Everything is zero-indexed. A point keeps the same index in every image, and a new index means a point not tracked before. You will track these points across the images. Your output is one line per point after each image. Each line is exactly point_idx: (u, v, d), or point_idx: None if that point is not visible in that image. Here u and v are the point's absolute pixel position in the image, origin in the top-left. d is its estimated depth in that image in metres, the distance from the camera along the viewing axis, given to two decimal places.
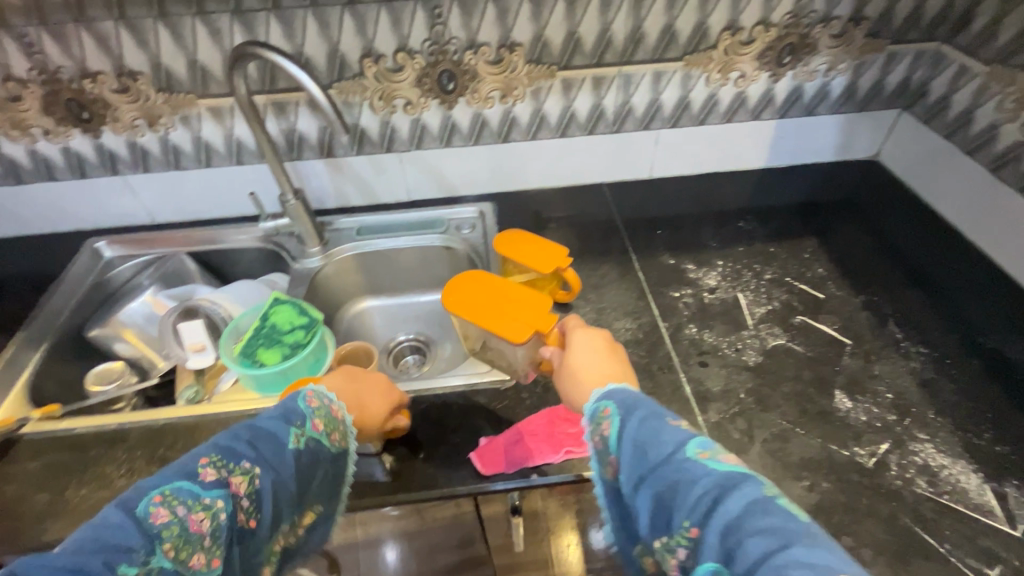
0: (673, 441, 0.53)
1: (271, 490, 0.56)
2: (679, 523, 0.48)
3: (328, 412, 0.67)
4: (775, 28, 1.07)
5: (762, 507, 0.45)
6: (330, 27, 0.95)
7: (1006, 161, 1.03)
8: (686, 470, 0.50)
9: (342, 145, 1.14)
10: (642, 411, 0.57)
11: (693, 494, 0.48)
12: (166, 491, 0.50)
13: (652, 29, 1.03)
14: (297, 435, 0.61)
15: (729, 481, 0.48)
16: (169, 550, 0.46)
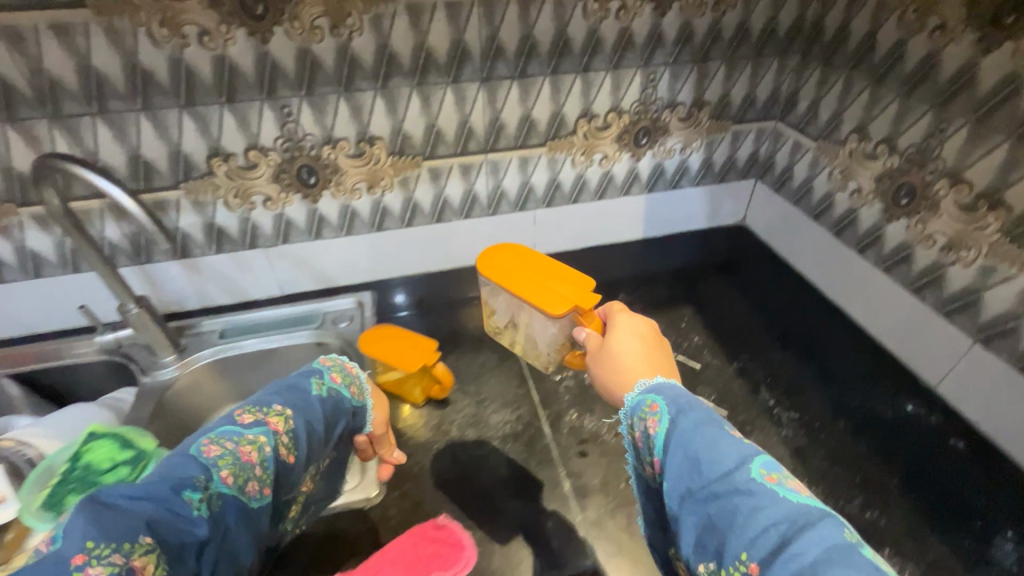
0: (736, 457, 0.50)
1: (304, 432, 0.63)
2: (740, 551, 0.45)
3: (341, 369, 0.72)
4: (627, 114, 1.13)
5: (842, 552, 0.42)
6: (168, 128, 0.90)
7: (843, 226, 1.11)
8: (751, 492, 0.47)
9: (198, 244, 1.05)
10: (698, 416, 0.55)
11: (757, 519, 0.45)
12: (215, 434, 0.57)
13: (509, 119, 1.06)
14: (319, 388, 0.67)
15: (800, 514, 0.45)
16: (225, 479, 0.54)
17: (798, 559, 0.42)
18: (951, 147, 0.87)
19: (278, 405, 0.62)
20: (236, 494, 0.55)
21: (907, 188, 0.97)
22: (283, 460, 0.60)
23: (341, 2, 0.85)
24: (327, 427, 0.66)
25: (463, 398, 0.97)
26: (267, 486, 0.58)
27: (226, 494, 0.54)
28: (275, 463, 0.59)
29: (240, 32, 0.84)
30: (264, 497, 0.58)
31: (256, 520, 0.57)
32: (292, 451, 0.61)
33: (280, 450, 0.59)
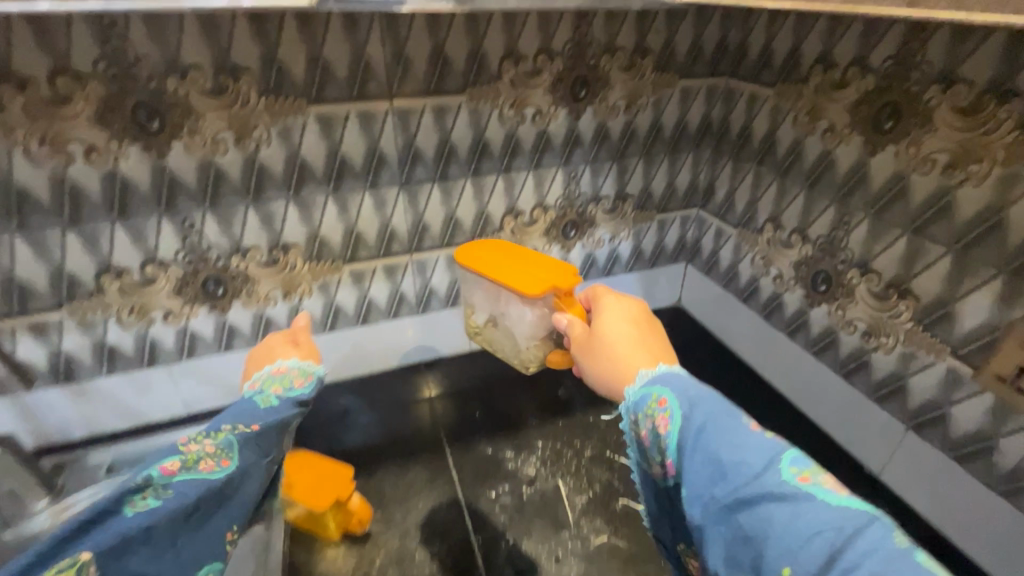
0: (765, 460, 0.48)
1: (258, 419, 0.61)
2: (779, 566, 0.43)
3: (273, 375, 0.69)
4: (552, 209, 1.13)
5: (894, 561, 0.40)
6: (48, 248, 0.82)
7: (771, 310, 1.13)
8: (786, 499, 0.45)
9: (85, 366, 0.94)
10: (716, 413, 0.53)
11: (799, 526, 0.43)
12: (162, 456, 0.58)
13: (433, 219, 1.04)
14: (265, 397, 0.65)
15: (845, 520, 0.43)
16: (169, 470, 0.54)
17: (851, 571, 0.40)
18: (856, 238, 0.91)
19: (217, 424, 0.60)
20: (190, 475, 0.54)
21: (823, 275, 0.99)
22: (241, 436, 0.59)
23: (245, 115, 0.83)
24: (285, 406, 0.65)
25: (388, 528, 0.88)
26: (228, 459, 0.57)
27: (177, 476, 0.54)
28: (228, 438, 0.58)
29: (133, 148, 0.79)
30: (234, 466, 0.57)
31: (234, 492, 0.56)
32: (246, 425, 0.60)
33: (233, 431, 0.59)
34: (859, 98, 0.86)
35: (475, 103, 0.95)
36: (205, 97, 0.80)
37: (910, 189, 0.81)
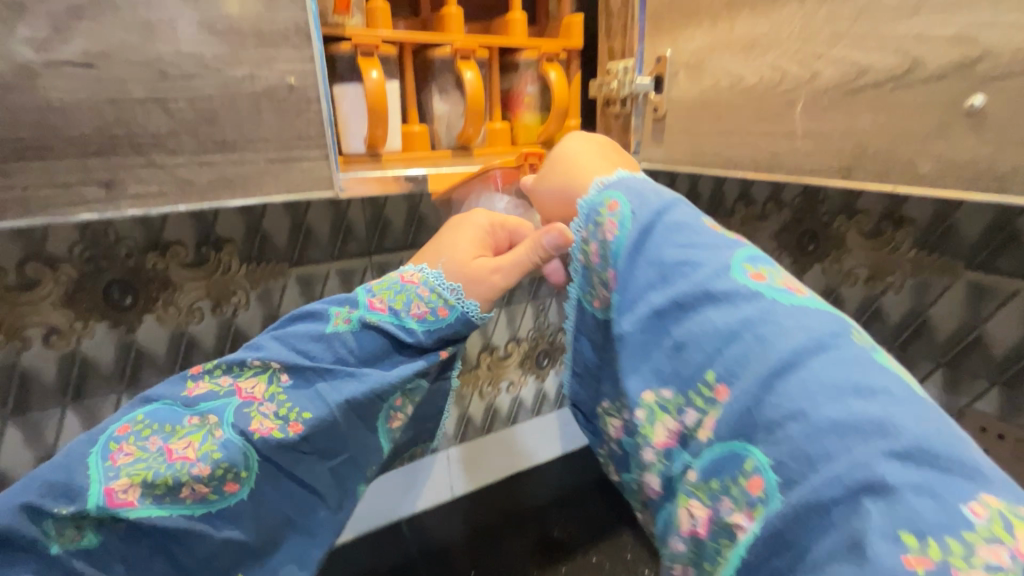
0: (711, 252, 0.36)
1: (312, 392, 0.47)
2: (700, 369, 0.33)
3: (398, 284, 0.51)
4: (525, 341, 1.17)
5: (844, 357, 0.29)
6: None
7: None
8: (725, 297, 0.33)
9: None
10: (669, 207, 0.39)
11: (733, 321, 0.32)
12: (141, 418, 0.45)
13: None
14: (351, 311, 0.50)
15: (799, 318, 0.31)
16: (136, 496, 0.42)
17: (782, 360, 0.30)
18: None
19: (264, 353, 0.48)
20: (169, 509, 0.43)
21: None
22: (250, 446, 0.45)
23: (225, 282, 0.83)
24: (366, 342, 0.49)
25: None
26: (234, 482, 0.45)
27: (148, 510, 0.42)
28: (227, 456, 0.44)
29: (101, 325, 0.76)
30: (242, 494, 0.45)
31: (252, 521, 0.46)
32: (288, 374, 0.47)
33: (245, 423, 0.45)
34: (780, 227, 1.01)
35: None
36: (185, 269, 0.80)
37: (843, 300, 0.93)
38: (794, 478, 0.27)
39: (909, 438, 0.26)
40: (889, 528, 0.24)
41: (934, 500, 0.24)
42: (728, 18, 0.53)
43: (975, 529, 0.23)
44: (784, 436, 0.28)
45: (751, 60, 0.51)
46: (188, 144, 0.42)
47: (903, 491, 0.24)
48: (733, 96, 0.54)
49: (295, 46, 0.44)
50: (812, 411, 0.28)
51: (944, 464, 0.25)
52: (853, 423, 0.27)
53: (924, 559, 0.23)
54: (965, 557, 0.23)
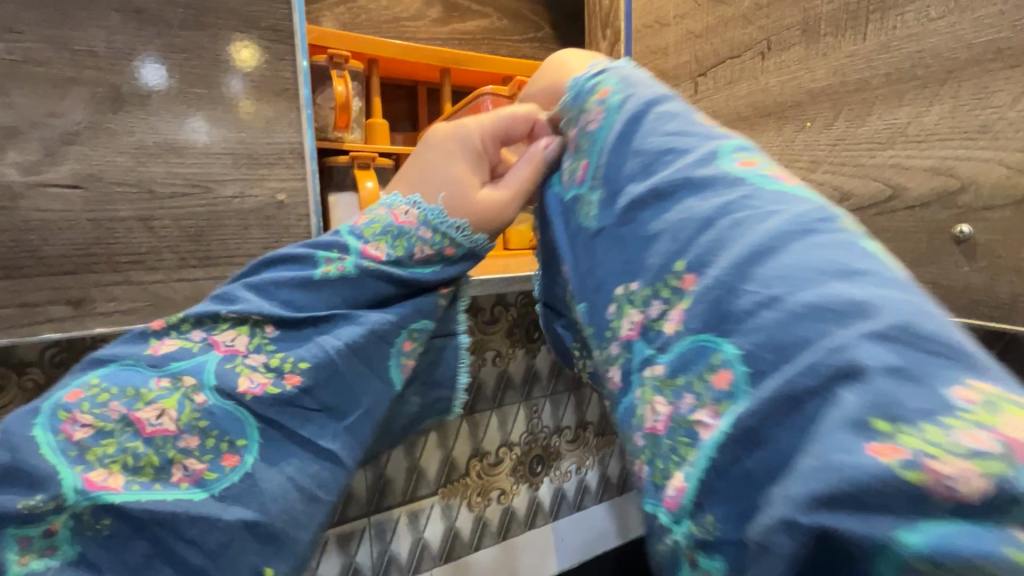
0: (681, 133, 0.28)
1: (305, 337, 0.34)
2: (666, 258, 0.25)
3: (393, 223, 0.37)
4: (517, 446, 1.08)
5: (833, 241, 0.21)
6: None
7: None
8: (697, 179, 0.25)
9: None
10: (653, 96, 0.31)
11: (704, 207, 0.24)
12: (95, 380, 0.32)
13: (396, 473, 0.94)
14: (342, 259, 0.36)
15: (787, 203, 0.23)
16: (119, 482, 0.29)
17: (750, 237, 0.22)
18: None
19: (240, 306, 0.35)
20: (161, 494, 0.29)
21: None
22: (234, 402, 0.32)
23: None
24: (367, 289, 0.36)
25: None
26: (235, 454, 0.32)
27: (136, 496, 0.29)
28: (215, 420, 0.31)
29: None
30: (251, 465, 0.32)
31: (269, 497, 0.31)
32: (275, 326, 0.34)
33: (230, 381, 0.32)
34: None
35: None
36: None
37: None
38: (765, 369, 0.19)
39: (898, 319, 0.18)
40: (855, 409, 0.16)
41: (923, 386, 0.16)
42: None
43: (976, 419, 0.15)
44: (755, 324, 0.20)
45: None
46: (169, 260, 0.41)
47: (885, 377, 0.16)
48: None
49: (289, 165, 0.45)
50: (794, 291, 0.20)
51: (941, 349, 0.17)
52: (838, 308, 0.18)
53: (896, 448, 0.15)
54: (941, 446, 0.15)
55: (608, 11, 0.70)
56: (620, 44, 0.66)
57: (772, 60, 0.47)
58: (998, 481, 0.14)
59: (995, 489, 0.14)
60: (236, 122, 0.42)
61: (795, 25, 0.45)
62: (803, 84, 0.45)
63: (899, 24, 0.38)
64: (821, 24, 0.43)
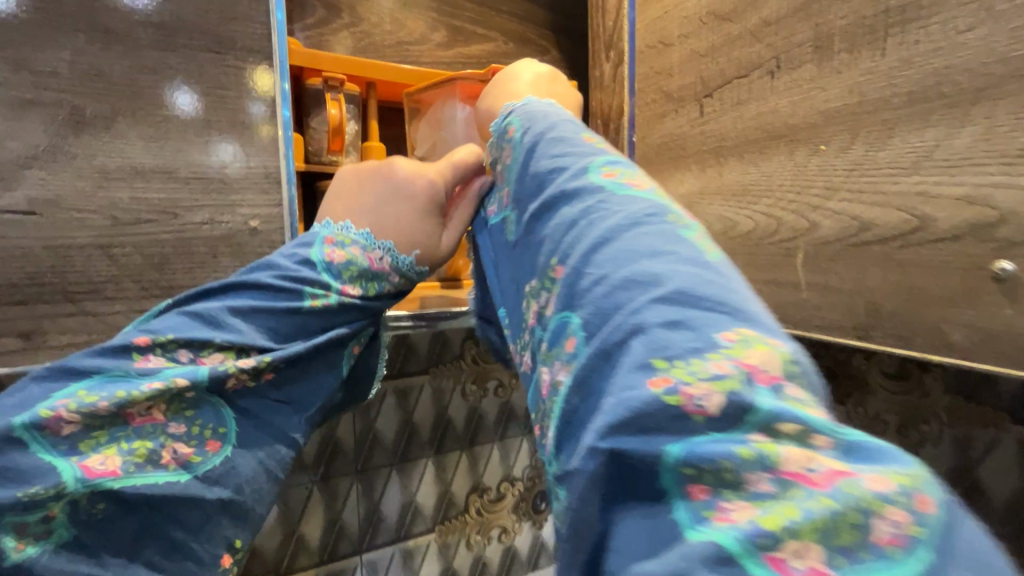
0: (578, 154, 0.36)
1: (288, 351, 0.41)
2: (550, 256, 0.33)
3: (367, 268, 0.44)
4: (520, 481, 1.03)
5: (652, 232, 0.30)
6: None
7: None
8: (576, 194, 0.34)
9: None
10: (550, 121, 0.40)
11: (573, 212, 0.33)
12: (83, 388, 0.37)
13: (389, 509, 0.90)
14: (326, 294, 0.42)
15: (627, 205, 0.32)
16: (116, 465, 0.37)
17: (601, 237, 0.31)
18: None
19: (229, 334, 0.40)
20: (150, 475, 0.38)
21: None
22: (220, 399, 0.41)
23: None
24: (336, 319, 0.43)
25: None
26: (215, 442, 0.41)
27: (135, 477, 0.38)
28: (200, 412, 0.40)
29: None
30: (228, 452, 0.41)
31: (242, 480, 0.42)
32: (257, 353, 0.40)
33: (220, 382, 0.40)
34: None
35: (437, 381, 0.92)
36: None
37: None
38: (594, 331, 0.28)
39: (674, 287, 0.26)
40: (642, 355, 0.25)
41: (689, 330, 0.25)
42: (716, 167, 0.51)
43: (726, 350, 0.24)
44: (592, 299, 0.29)
45: (743, 208, 0.49)
46: (130, 290, 0.39)
47: (658, 330, 0.25)
48: (728, 242, 0.51)
49: (262, 190, 0.43)
50: (614, 274, 0.28)
51: (705, 305, 0.26)
52: (640, 283, 0.27)
53: (666, 377, 0.23)
54: (697, 373, 0.23)
55: (612, 31, 0.67)
56: (623, 65, 0.64)
57: (783, 79, 0.44)
58: (729, 395, 0.22)
59: (726, 399, 0.22)
60: (207, 145, 0.40)
61: (807, 42, 0.42)
62: (816, 105, 0.41)
63: (923, 37, 0.35)
64: (834, 40, 0.40)
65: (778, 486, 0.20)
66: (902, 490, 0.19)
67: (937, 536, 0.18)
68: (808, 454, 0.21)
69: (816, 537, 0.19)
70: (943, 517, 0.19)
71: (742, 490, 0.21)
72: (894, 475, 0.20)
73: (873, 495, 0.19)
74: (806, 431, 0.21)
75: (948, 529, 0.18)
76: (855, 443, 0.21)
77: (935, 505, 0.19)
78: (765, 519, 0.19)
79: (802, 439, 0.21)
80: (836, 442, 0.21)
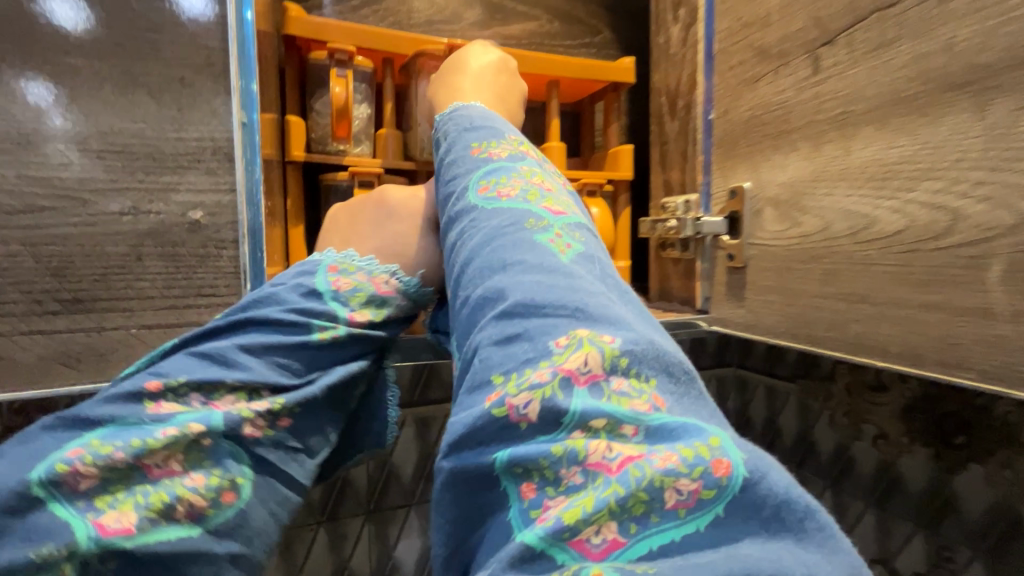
0: (463, 173, 0.36)
1: (305, 389, 0.35)
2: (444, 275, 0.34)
3: (378, 293, 0.39)
4: None
5: (512, 242, 0.29)
6: None
7: None
8: (458, 216, 0.34)
9: None
10: (451, 140, 0.40)
11: (454, 232, 0.33)
12: (91, 438, 0.29)
13: (406, 557, 0.77)
14: (335, 324, 0.36)
15: (493, 218, 0.31)
16: (133, 521, 0.28)
17: (468, 257, 0.30)
18: None
19: (244, 375, 0.33)
20: (167, 533, 0.29)
21: None
22: (239, 446, 0.32)
23: None
24: (348, 351, 0.37)
25: None
26: (233, 492, 0.32)
27: (151, 536, 0.28)
28: (219, 460, 0.31)
29: None
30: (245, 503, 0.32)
31: (255, 532, 0.32)
32: (271, 391, 0.34)
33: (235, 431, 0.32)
34: None
35: None
36: None
37: None
38: (460, 360, 0.28)
39: (514, 299, 0.26)
40: (480, 375, 0.24)
41: (523, 340, 0.24)
42: (842, 142, 0.36)
43: (551, 356, 0.23)
44: (461, 326, 0.29)
45: (890, 199, 0.33)
46: (17, 303, 0.32)
47: (493, 348, 0.25)
48: (858, 248, 0.35)
49: (209, 169, 0.35)
50: (474, 297, 0.28)
51: (539, 311, 0.25)
52: (489, 301, 0.27)
53: (496, 392, 0.23)
54: (517, 382, 0.23)
55: None
56: (701, 24, 0.50)
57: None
58: (544, 402, 0.22)
59: (543, 407, 0.22)
60: (132, 108, 0.33)
61: None
62: None
63: None
64: None
65: (585, 477, 0.20)
66: (690, 461, 0.19)
67: (727, 494, 0.19)
68: (612, 444, 0.21)
69: (611, 517, 0.19)
70: (738, 477, 0.19)
71: (558, 484, 0.20)
72: (684, 451, 0.20)
73: (659, 473, 0.19)
74: (612, 424, 0.21)
75: (741, 485, 0.19)
76: (660, 427, 0.21)
77: (730, 466, 0.19)
78: (568, 512, 0.19)
79: (609, 433, 0.21)
80: (642, 428, 0.21)
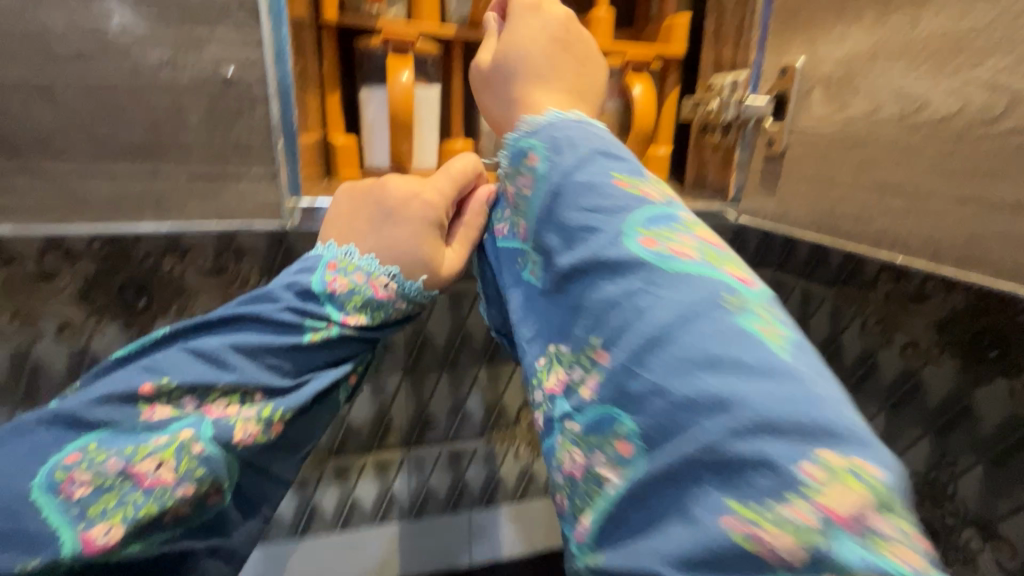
0: (609, 204, 0.27)
1: (297, 389, 0.34)
2: (584, 331, 0.26)
3: (369, 300, 0.35)
4: None
5: (716, 327, 0.22)
6: None
7: None
8: (609, 265, 0.25)
9: None
10: (560, 142, 0.30)
11: (609, 288, 0.25)
12: (91, 441, 0.30)
13: (439, 412, 0.79)
14: (327, 325, 0.34)
15: (678, 288, 0.23)
16: (118, 534, 0.29)
17: (651, 335, 0.23)
18: None
19: (234, 377, 0.32)
20: (153, 537, 0.30)
21: None
22: (230, 453, 0.32)
23: None
24: (341, 350, 0.35)
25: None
26: (220, 496, 0.32)
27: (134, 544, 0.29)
28: (212, 471, 0.31)
29: None
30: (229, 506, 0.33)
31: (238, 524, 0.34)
32: (263, 393, 0.33)
33: (227, 435, 0.31)
34: None
35: None
36: None
37: None
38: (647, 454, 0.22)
39: (744, 416, 0.20)
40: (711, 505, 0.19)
41: (766, 475, 0.19)
42: (912, 10, 0.32)
43: (803, 489, 0.18)
44: (640, 410, 0.23)
45: (951, 78, 0.30)
46: (83, 148, 0.36)
47: (743, 473, 0.19)
48: (902, 134, 0.33)
49: (237, 24, 0.36)
50: (665, 393, 0.22)
51: (789, 433, 0.19)
52: (698, 405, 0.21)
53: (732, 519, 0.19)
54: (769, 516, 0.18)
55: None
56: None
57: None
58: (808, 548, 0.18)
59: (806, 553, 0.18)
60: None
61: None
62: None
63: None
64: None
65: None
66: None
67: None
68: None
69: None
70: None
71: None
72: None
73: None
74: None
75: None
76: None
77: None
78: None
79: None
80: None
